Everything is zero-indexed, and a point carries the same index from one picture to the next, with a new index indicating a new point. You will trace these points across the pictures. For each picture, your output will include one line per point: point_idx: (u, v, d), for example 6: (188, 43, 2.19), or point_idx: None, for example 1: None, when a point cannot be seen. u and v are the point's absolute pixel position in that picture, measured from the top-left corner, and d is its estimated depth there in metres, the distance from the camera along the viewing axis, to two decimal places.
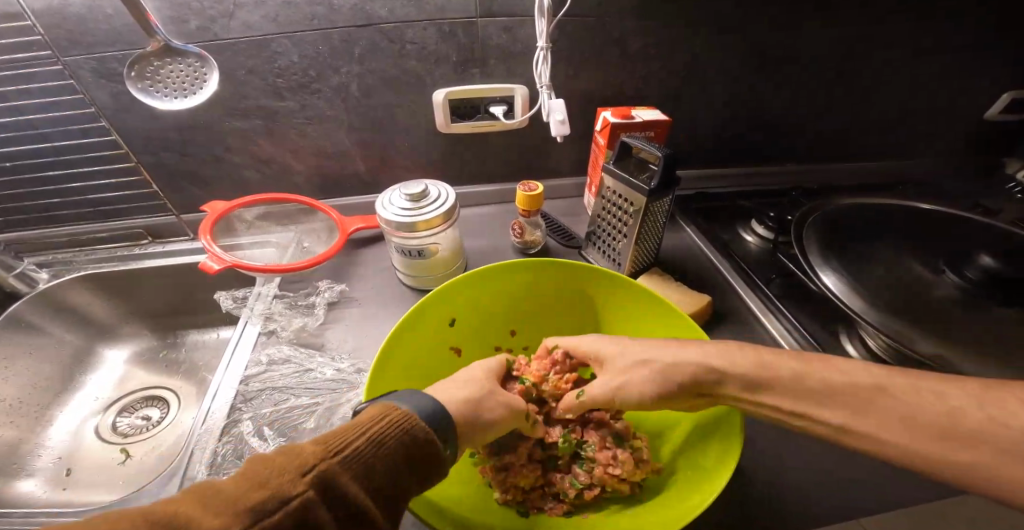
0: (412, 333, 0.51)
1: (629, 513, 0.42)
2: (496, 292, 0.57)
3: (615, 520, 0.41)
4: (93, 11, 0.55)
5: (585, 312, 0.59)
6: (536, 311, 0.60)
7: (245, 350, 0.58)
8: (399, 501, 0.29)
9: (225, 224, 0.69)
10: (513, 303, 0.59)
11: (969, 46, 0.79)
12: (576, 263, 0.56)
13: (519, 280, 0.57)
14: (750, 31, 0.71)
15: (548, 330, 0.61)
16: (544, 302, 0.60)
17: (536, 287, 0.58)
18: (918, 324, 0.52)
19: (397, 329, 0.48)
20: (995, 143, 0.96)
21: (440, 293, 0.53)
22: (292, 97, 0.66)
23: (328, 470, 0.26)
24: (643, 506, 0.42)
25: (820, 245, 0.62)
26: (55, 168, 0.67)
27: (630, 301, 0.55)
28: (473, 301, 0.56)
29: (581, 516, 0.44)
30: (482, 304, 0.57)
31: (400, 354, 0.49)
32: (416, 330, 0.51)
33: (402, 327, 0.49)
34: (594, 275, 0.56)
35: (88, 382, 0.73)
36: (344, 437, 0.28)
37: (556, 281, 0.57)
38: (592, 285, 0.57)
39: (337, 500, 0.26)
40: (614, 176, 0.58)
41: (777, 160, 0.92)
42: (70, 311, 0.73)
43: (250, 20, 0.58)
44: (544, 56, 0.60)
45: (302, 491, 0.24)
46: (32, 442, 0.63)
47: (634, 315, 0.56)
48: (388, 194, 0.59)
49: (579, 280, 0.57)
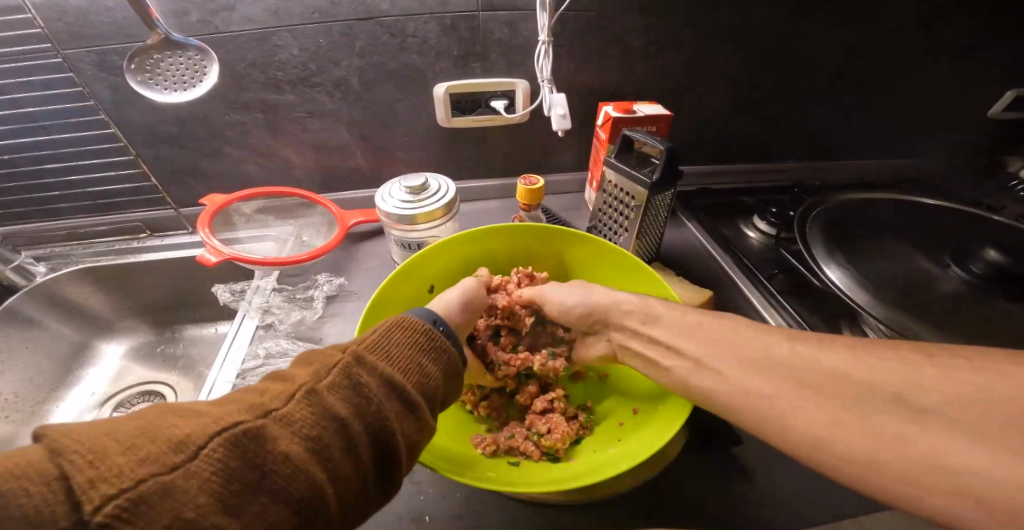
0: (393, 302, 0.50)
1: (612, 452, 0.44)
2: (470, 260, 0.57)
3: (600, 460, 0.43)
4: (93, 3, 0.54)
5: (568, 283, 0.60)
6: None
7: (242, 343, 0.58)
8: (429, 388, 0.32)
9: (223, 217, 0.69)
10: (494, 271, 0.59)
11: (973, 43, 0.79)
12: (551, 226, 0.56)
13: (499, 246, 0.57)
14: (754, 28, 0.71)
15: None
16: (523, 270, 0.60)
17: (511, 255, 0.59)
18: (928, 322, 0.51)
19: (377, 296, 0.47)
20: (1000, 139, 0.95)
21: (423, 259, 0.52)
22: (292, 90, 0.66)
23: (349, 363, 0.29)
24: (624, 444, 0.44)
25: (825, 241, 0.62)
26: (52, 161, 0.67)
27: (605, 265, 0.56)
28: (455, 270, 0.57)
29: (568, 460, 0.45)
30: (462, 271, 0.57)
31: (382, 322, 0.49)
32: (395, 298, 0.51)
33: (381, 293, 0.48)
34: (575, 243, 0.56)
35: (84, 377, 0.72)
36: (363, 335, 0.33)
37: (538, 248, 0.58)
38: (572, 256, 0.58)
39: (375, 372, 0.30)
40: (616, 170, 0.57)
41: (781, 157, 0.91)
42: (66, 303, 0.73)
43: (251, 12, 0.58)
44: (546, 49, 0.59)
45: (342, 361, 0.29)
46: (28, 437, 0.63)
47: (606, 275, 0.57)
48: (388, 187, 0.58)
49: (556, 245, 0.57)
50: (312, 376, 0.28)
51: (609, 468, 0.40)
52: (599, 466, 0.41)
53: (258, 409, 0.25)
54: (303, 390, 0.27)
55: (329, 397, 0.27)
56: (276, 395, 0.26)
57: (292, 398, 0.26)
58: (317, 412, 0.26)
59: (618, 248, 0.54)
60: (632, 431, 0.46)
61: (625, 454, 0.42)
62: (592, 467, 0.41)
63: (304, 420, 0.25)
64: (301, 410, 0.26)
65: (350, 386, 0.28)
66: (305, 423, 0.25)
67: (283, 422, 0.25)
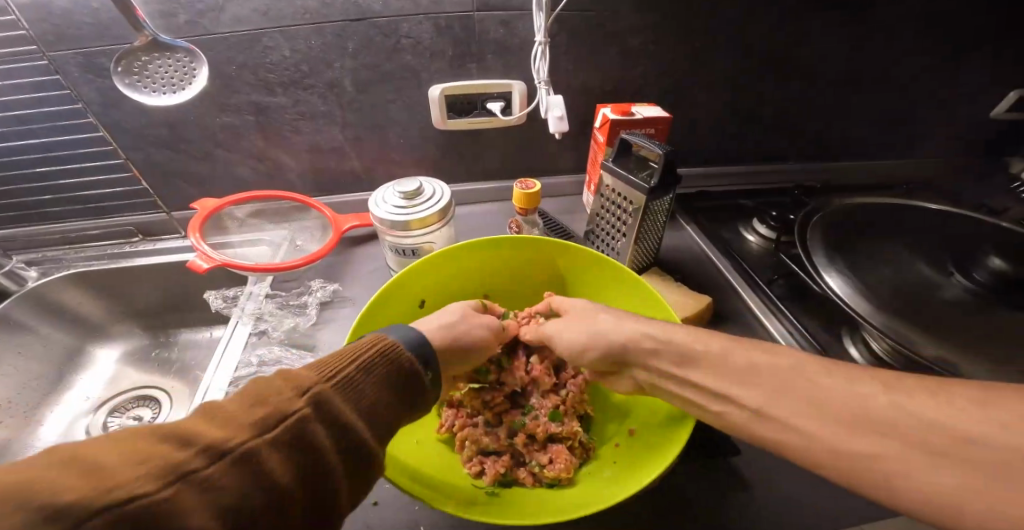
0: (382, 315, 0.50)
1: (608, 474, 0.44)
2: (463, 271, 0.56)
3: (600, 484, 0.43)
4: (78, 4, 0.53)
5: (563, 294, 0.59)
6: (511, 285, 0.60)
7: (236, 350, 0.57)
8: (377, 429, 0.31)
9: (215, 221, 0.68)
10: (488, 280, 0.59)
11: (977, 42, 0.78)
12: (542, 239, 0.55)
13: (490, 260, 0.57)
14: (755, 27, 0.70)
15: (523, 309, 0.61)
16: (517, 280, 0.59)
17: (504, 265, 0.58)
18: (927, 329, 0.51)
19: (365, 314, 0.47)
20: (1003, 140, 0.94)
21: (414, 274, 0.52)
22: (284, 92, 0.65)
23: (303, 414, 0.27)
24: (619, 465, 0.45)
25: (825, 246, 0.61)
26: (42, 165, 0.66)
27: (601, 275, 0.55)
28: (446, 282, 0.56)
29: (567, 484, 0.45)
30: (456, 283, 0.56)
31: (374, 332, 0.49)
32: (386, 312, 0.50)
33: (368, 311, 0.47)
34: (569, 256, 0.55)
35: (77, 381, 0.72)
36: (334, 367, 0.31)
37: (532, 259, 0.57)
38: (565, 266, 0.56)
39: (324, 425, 0.28)
40: (613, 174, 0.56)
41: (782, 158, 0.90)
42: (59, 309, 0.72)
43: (241, 13, 0.57)
44: (542, 50, 0.58)
45: (297, 409, 0.27)
46: (21, 442, 0.62)
47: (602, 284, 0.56)
48: (381, 192, 0.57)
49: (550, 257, 0.56)
50: (243, 426, 0.25)
51: (609, 492, 0.40)
52: (599, 490, 0.41)
53: (176, 469, 0.21)
54: (245, 444, 0.24)
55: (268, 457, 0.24)
56: (204, 449, 0.23)
57: (222, 458, 0.23)
58: (251, 475, 0.23)
59: (612, 260, 0.53)
60: (627, 451, 0.46)
61: (625, 475, 0.42)
62: (593, 493, 0.41)
63: (232, 487, 0.23)
64: (232, 473, 0.23)
65: (298, 439, 0.26)
66: (232, 492, 0.23)
67: (202, 490, 0.22)
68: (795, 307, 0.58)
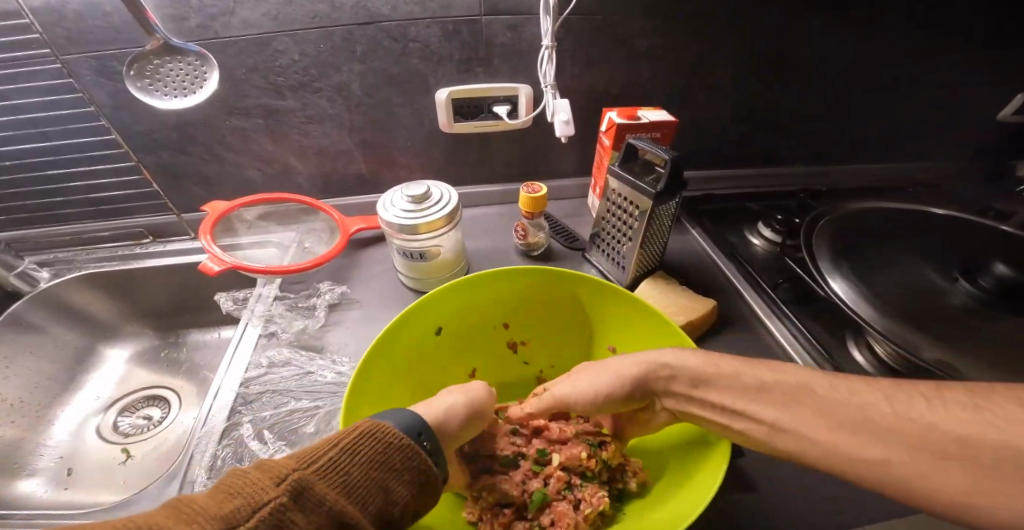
0: (396, 340, 0.50)
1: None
2: (480, 298, 0.56)
3: None
4: (91, 8, 0.54)
5: (581, 323, 0.59)
6: (529, 314, 0.60)
7: (246, 351, 0.58)
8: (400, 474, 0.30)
9: (225, 223, 0.69)
10: (504, 309, 0.58)
11: (985, 45, 0.77)
12: (564, 271, 0.56)
13: (505, 289, 0.57)
14: (761, 31, 0.70)
15: (540, 338, 0.61)
16: (536, 312, 0.59)
17: (520, 295, 0.58)
18: (932, 335, 0.51)
19: (376, 345, 0.47)
20: (1009, 142, 0.94)
21: (427, 303, 0.52)
22: (293, 96, 0.65)
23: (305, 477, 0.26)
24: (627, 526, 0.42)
25: (831, 252, 0.61)
26: (54, 168, 0.67)
27: (622, 313, 0.55)
28: (461, 311, 0.56)
29: None
30: (474, 311, 0.57)
31: (387, 356, 0.49)
32: (400, 337, 0.50)
33: (386, 337, 0.48)
34: (589, 287, 0.56)
35: (88, 381, 0.73)
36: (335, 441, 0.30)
37: (551, 294, 0.57)
38: (581, 296, 0.57)
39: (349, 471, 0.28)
40: (619, 178, 0.57)
41: (786, 162, 0.91)
42: (71, 310, 0.73)
43: (251, 17, 0.57)
44: (549, 54, 0.58)
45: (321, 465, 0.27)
46: (34, 442, 0.63)
47: (625, 323, 0.56)
48: (389, 195, 0.58)
49: (566, 287, 0.57)
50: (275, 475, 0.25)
51: None
52: None
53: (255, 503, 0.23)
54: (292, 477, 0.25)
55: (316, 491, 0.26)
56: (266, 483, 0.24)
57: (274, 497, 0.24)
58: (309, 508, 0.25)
59: (630, 292, 0.54)
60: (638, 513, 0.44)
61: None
62: None
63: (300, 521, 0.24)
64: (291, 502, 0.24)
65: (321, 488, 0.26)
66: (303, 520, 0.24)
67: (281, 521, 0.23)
68: (798, 310, 0.59)
